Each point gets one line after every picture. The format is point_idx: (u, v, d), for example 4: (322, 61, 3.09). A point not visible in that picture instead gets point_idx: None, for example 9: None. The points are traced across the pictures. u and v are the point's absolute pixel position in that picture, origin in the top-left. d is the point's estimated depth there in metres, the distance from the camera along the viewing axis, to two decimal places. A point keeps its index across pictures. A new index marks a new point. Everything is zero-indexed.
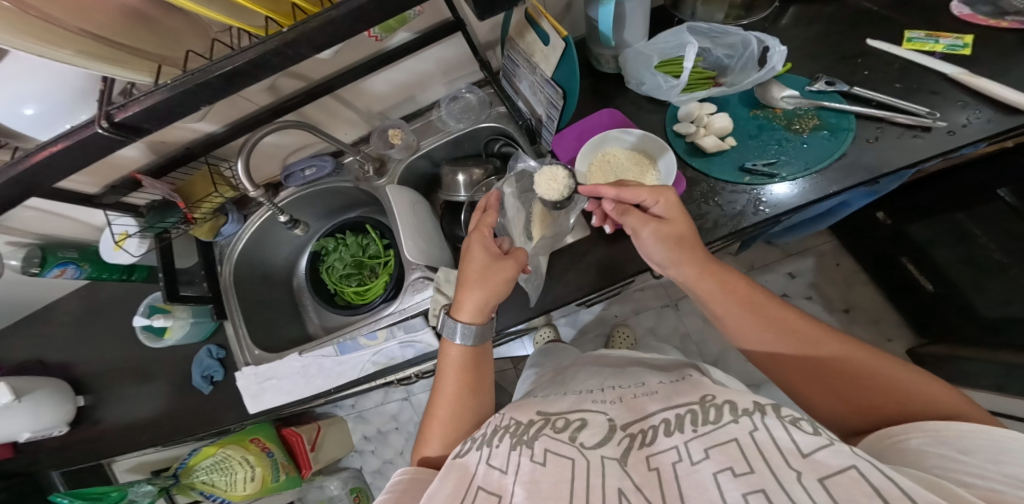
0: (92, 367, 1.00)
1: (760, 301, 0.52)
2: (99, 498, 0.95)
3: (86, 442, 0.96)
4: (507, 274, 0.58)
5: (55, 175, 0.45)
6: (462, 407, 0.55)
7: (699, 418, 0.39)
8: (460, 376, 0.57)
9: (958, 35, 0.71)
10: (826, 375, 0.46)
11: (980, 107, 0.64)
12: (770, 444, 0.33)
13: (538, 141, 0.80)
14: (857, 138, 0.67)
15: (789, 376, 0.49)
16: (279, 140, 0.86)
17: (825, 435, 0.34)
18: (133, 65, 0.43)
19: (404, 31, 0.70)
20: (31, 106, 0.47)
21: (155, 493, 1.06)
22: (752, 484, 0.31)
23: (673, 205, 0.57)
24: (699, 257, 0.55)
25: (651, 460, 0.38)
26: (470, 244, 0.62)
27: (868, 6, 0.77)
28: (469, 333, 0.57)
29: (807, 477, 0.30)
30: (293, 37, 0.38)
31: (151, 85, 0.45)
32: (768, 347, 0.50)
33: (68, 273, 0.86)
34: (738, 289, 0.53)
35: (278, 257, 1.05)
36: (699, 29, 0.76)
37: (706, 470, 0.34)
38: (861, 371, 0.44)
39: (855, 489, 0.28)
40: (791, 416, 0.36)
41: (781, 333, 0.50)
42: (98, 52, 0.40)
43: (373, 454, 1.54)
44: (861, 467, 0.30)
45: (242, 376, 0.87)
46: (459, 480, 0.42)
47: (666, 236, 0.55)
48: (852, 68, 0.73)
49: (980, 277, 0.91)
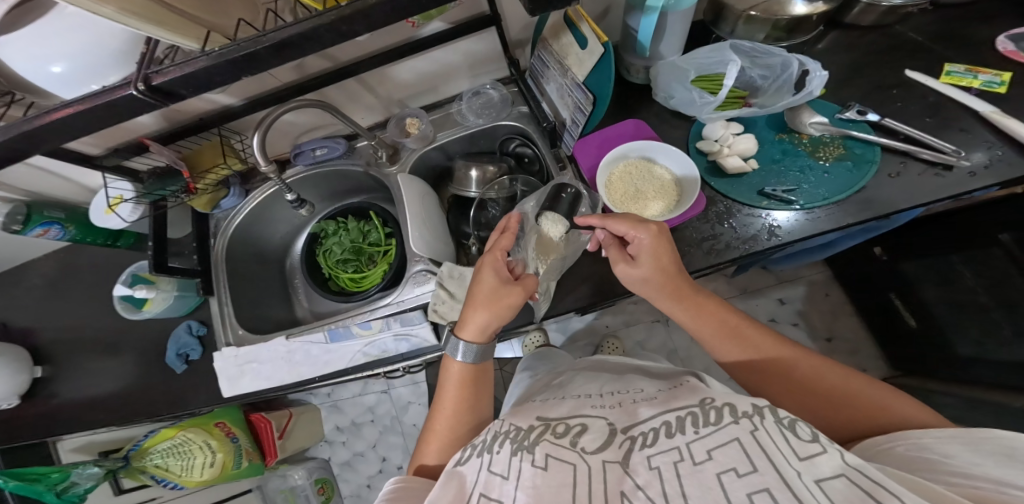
0: (57, 336, 0.95)
1: (743, 329, 0.53)
2: (36, 479, 0.85)
3: (37, 418, 0.90)
4: (515, 300, 0.57)
5: (67, 135, 0.43)
6: (460, 422, 0.55)
7: (700, 420, 0.38)
8: (460, 393, 0.56)
9: (996, 73, 0.74)
10: (816, 393, 0.48)
11: (1002, 148, 0.67)
12: (771, 443, 0.33)
13: (556, 144, 0.78)
14: (879, 171, 0.69)
15: (761, 384, 0.52)
16: (295, 119, 0.84)
17: (823, 441, 0.34)
18: (182, 30, 0.41)
19: (439, 20, 0.70)
20: (61, 65, 0.42)
21: (103, 476, 0.97)
22: (756, 483, 0.31)
23: (648, 247, 0.55)
24: (675, 287, 0.54)
25: (651, 460, 0.37)
26: (481, 266, 0.60)
27: (910, 36, 0.80)
28: (469, 354, 0.56)
29: (806, 477, 0.31)
30: (349, 14, 0.37)
31: (196, 52, 0.44)
32: (746, 360, 0.53)
33: (50, 234, 0.82)
34: (716, 314, 0.54)
35: (273, 237, 1.03)
36: (740, 48, 0.78)
37: (710, 470, 0.33)
38: (848, 392, 0.47)
39: (850, 494, 0.29)
40: (788, 418, 0.36)
41: (754, 350, 0.52)
42: (153, 14, 0.38)
43: (344, 445, 1.50)
44: (852, 474, 0.31)
45: (220, 357, 0.83)
46: (461, 488, 0.41)
47: (633, 279, 0.56)
48: (886, 99, 0.75)
49: (961, 318, 0.95)
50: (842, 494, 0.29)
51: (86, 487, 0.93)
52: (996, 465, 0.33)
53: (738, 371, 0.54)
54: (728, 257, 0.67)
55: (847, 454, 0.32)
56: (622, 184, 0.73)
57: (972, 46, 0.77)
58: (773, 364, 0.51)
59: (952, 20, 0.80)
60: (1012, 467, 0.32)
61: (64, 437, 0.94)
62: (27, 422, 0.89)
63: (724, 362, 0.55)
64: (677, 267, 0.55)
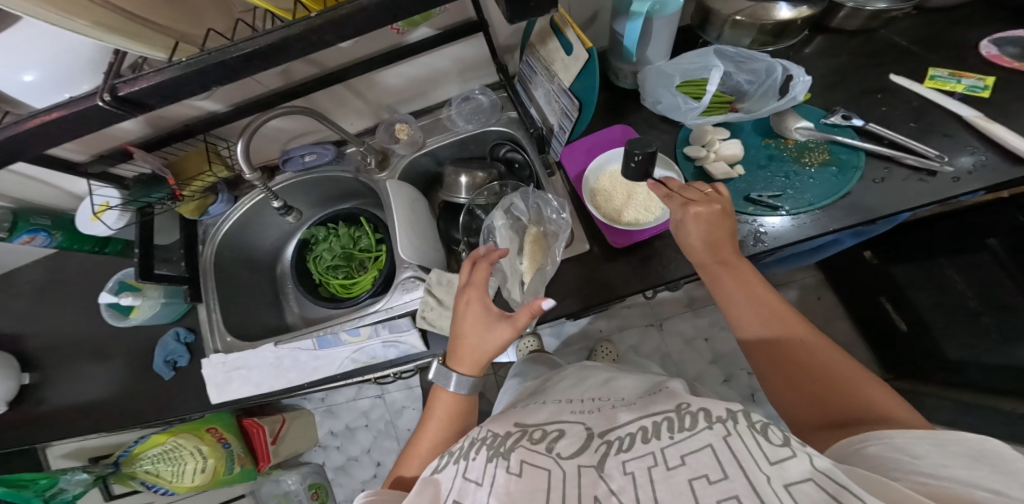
0: (43, 343, 0.94)
1: (770, 302, 0.54)
2: (24, 486, 0.84)
3: (21, 427, 0.88)
4: (508, 338, 0.54)
5: (40, 144, 0.43)
6: (445, 438, 0.55)
7: (675, 425, 0.38)
8: (449, 418, 0.56)
9: (980, 77, 0.74)
10: (797, 370, 0.48)
11: (985, 153, 0.67)
12: (743, 451, 0.32)
13: (544, 149, 0.80)
14: (864, 177, 0.69)
15: (765, 364, 0.51)
16: (282, 124, 0.83)
17: (794, 445, 0.33)
18: (150, 41, 0.41)
19: (426, 27, 0.70)
20: (33, 73, 0.43)
21: (91, 482, 0.95)
22: (726, 491, 0.31)
23: (710, 216, 0.58)
24: (719, 255, 0.58)
25: (625, 464, 0.36)
26: (467, 303, 0.58)
27: (895, 40, 0.80)
28: (463, 388, 0.56)
29: (775, 482, 0.30)
30: (321, 24, 0.37)
31: (164, 61, 0.43)
32: (756, 336, 0.53)
33: (37, 241, 0.81)
34: (755, 289, 0.55)
35: (263, 243, 1.02)
36: (725, 53, 0.78)
37: (682, 475, 0.33)
38: (827, 375, 0.46)
39: (819, 500, 0.28)
40: (761, 423, 0.36)
41: (768, 324, 0.52)
42: (117, 26, 0.38)
43: (338, 450, 1.49)
44: (818, 479, 0.30)
45: (208, 364, 0.81)
46: (436, 496, 0.41)
47: (689, 239, 0.60)
48: (870, 104, 0.76)
49: (951, 320, 0.95)
50: (810, 499, 0.29)
51: (75, 493, 0.91)
52: (959, 466, 0.32)
53: (752, 352, 0.54)
54: None
55: (816, 458, 0.32)
56: (609, 198, 0.74)
57: (956, 51, 0.78)
58: (781, 342, 0.51)
59: (935, 25, 0.81)
60: (972, 467, 0.32)
61: (50, 444, 0.92)
62: (14, 429, 0.87)
63: (743, 341, 0.55)
64: (729, 238, 0.58)
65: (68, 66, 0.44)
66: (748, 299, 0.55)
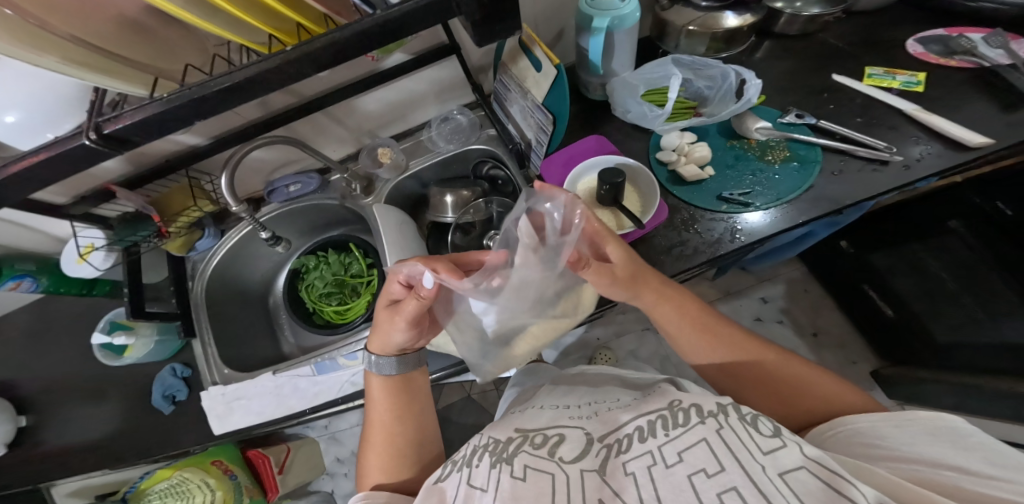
0: (37, 387, 0.92)
1: (710, 322, 0.56)
2: None
3: (15, 475, 0.86)
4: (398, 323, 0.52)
5: (27, 186, 0.43)
6: (400, 434, 0.56)
7: (669, 422, 0.39)
8: (388, 405, 0.57)
9: (913, 73, 0.79)
10: (767, 386, 0.52)
11: (930, 142, 0.71)
12: (736, 441, 0.34)
13: (525, 164, 0.81)
14: (823, 171, 0.72)
15: (736, 388, 0.54)
16: (264, 155, 0.85)
17: (783, 435, 0.35)
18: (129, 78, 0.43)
19: (400, 52, 0.73)
20: (14, 114, 0.45)
21: None
22: (724, 483, 0.31)
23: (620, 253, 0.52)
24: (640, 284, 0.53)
25: (627, 465, 0.37)
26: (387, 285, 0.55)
27: (833, 42, 0.85)
28: (379, 367, 0.57)
29: (770, 471, 0.31)
30: (296, 56, 0.39)
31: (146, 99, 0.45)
32: (718, 362, 0.55)
33: (22, 286, 0.81)
34: (697, 316, 0.56)
35: (254, 274, 1.02)
36: (682, 62, 0.83)
37: (681, 472, 0.33)
38: (799, 384, 0.51)
39: (813, 487, 0.30)
40: (751, 414, 0.38)
41: (732, 352, 0.54)
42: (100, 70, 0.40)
43: (348, 476, 1.42)
44: (811, 467, 0.31)
45: (207, 396, 0.81)
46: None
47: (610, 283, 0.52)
48: (820, 102, 0.79)
49: (939, 301, 0.97)
50: (808, 489, 0.30)
51: None
52: None
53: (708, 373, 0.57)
54: (696, 262, 0.68)
55: (805, 446, 0.33)
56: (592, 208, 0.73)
57: (895, 48, 0.82)
58: (754, 366, 0.53)
59: (873, 26, 0.86)
60: None
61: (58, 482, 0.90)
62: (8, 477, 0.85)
63: (699, 366, 0.58)
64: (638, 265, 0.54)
65: (49, 106, 0.46)
66: (698, 335, 0.56)
